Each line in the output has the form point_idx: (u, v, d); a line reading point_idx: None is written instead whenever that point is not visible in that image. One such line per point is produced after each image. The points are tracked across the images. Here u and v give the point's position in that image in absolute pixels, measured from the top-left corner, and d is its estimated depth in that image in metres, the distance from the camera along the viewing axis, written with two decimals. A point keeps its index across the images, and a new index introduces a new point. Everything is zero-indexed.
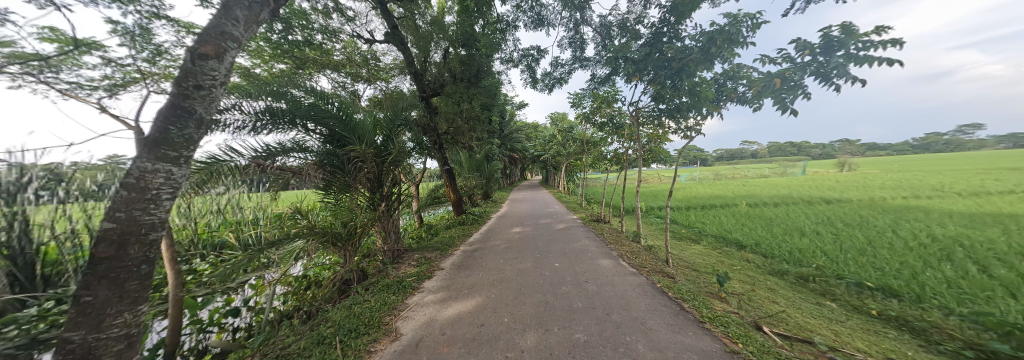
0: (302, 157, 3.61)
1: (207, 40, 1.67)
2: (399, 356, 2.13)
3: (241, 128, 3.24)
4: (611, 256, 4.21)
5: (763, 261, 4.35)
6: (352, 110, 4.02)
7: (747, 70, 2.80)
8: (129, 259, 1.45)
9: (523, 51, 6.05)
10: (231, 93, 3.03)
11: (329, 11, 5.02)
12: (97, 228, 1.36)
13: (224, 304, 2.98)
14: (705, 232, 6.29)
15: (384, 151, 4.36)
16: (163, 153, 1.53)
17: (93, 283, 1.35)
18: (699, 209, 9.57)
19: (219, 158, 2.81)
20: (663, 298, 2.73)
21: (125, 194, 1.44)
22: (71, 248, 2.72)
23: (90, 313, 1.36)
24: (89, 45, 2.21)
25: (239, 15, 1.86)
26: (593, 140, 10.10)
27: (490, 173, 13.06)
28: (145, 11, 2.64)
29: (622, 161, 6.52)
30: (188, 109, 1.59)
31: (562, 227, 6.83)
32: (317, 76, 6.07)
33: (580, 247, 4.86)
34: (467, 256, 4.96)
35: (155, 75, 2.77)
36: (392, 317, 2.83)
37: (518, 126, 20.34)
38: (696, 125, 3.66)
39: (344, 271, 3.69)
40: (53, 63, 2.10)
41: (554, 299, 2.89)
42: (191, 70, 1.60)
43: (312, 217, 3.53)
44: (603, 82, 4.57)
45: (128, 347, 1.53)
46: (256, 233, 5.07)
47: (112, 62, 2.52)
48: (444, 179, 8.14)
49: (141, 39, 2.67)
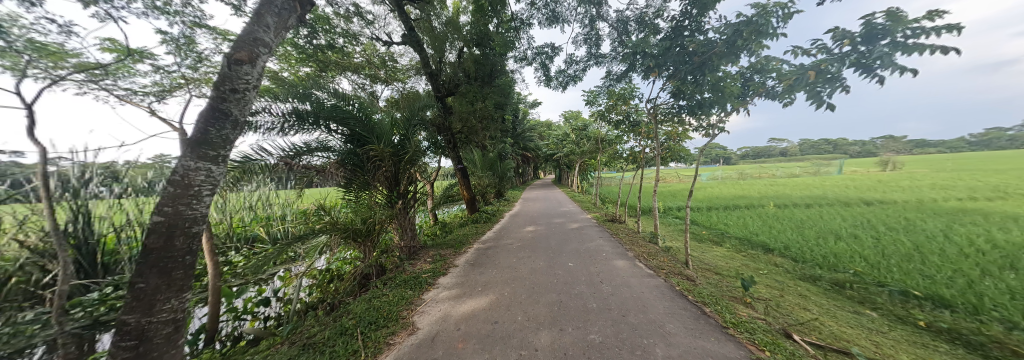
0: (325, 156, 3.79)
1: (241, 47, 1.79)
2: (415, 349, 2.20)
3: (271, 129, 3.45)
4: (626, 257, 4.12)
5: (792, 266, 4.10)
6: (370, 111, 4.17)
7: (777, 63, 2.64)
8: (175, 250, 1.59)
9: (538, 49, 6.01)
10: (263, 96, 3.24)
11: (349, 15, 5.23)
12: (149, 221, 1.50)
13: (256, 294, 3.19)
14: (728, 233, 6.00)
15: (401, 151, 4.49)
16: (204, 152, 1.66)
17: (146, 271, 1.50)
18: (721, 210, 9.14)
19: (252, 158, 3.02)
20: (682, 302, 2.64)
21: (172, 190, 1.58)
22: (126, 239, 3.02)
23: (143, 298, 1.51)
24: (141, 53, 2.45)
25: (269, 22, 1.98)
26: (608, 139, 9.92)
27: (503, 171, 13.10)
28: (188, 21, 2.86)
29: (639, 160, 6.33)
30: (225, 112, 1.72)
31: (576, 226, 6.74)
32: (338, 78, 6.34)
33: (594, 247, 4.78)
34: (481, 254, 5.02)
35: (196, 80, 3.00)
36: (409, 311, 2.92)
37: (531, 125, 20.26)
38: (719, 122, 3.49)
39: (364, 266, 3.83)
40: (111, 71, 2.34)
41: (568, 299, 2.86)
42: (228, 75, 1.73)
43: (334, 213, 3.69)
44: (619, 79, 4.47)
45: (175, 331, 1.67)
46: (283, 228, 5.39)
47: (160, 69, 2.76)
48: (459, 178, 8.24)
49: (185, 47, 2.90)
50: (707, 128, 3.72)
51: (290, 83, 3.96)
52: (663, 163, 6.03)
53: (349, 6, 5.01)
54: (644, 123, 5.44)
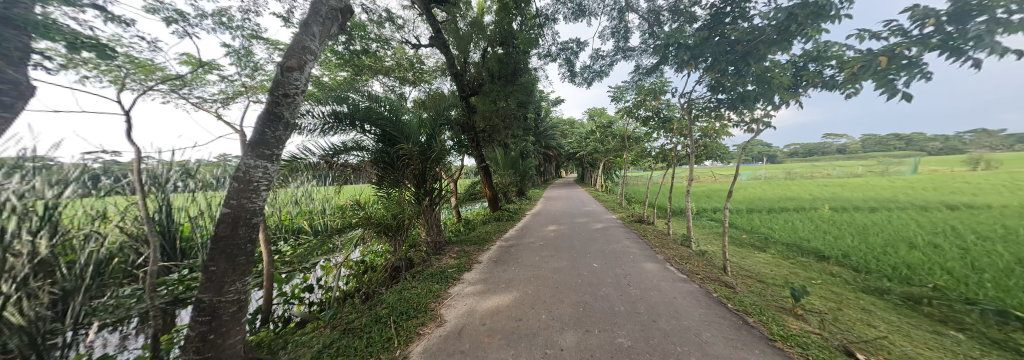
0: (360, 155, 4.05)
1: (292, 55, 1.97)
2: (443, 340, 2.29)
3: (314, 131, 3.76)
4: (656, 260, 3.93)
5: (853, 276, 3.65)
6: (399, 112, 4.37)
7: (840, 50, 2.35)
8: (240, 239, 1.80)
9: (563, 45, 5.90)
10: (307, 100, 3.53)
11: (382, 21, 5.51)
12: (218, 212, 1.73)
13: (302, 281, 3.52)
14: (774, 239, 5.47)
15: (428, 149, 4.65)
16: (261, 152, 1.87)
17: (216, 256, 1.72)
18: (764, 213, 8.38)
19: (297, 157, 3.33)
20: (721, 309, 2.47)
21: (236, 185, 1.80)
22: (199, 227, 3.50)
23: (215, 280, 1.74)
24: (209, 65, 2.79)
25: (315, 31, 2.16)
26: (635, 136, 9.52)
27: (525, 170, 13.07)
28: (247, 34, 3.18)
29: (670, 158, 5.97)
30: (278, 115, 1.91)
31: (601, 226, 6.56)
32: (371, 81, 6.71)
33: (621, 248, 4.62)
34: (504, 251, 5.07)
35: (253, 87, 3.34)
36: (437, 304, 3.04)
37: (553, 123, 20.04)
38: (763, 117, 3.21)
39: (394, 259, 4.03)
40: (188, 82, 2.69)
41: (593, 301, 2.80)
42: (281, 81, 1.91)
43: (368, 209, 3.94)
44: (649, 73, 4.26)
45: (240, 310, 1.89)
46: (323, 222, 5.85)
47: (225, 79, 3.12)
48: (481, 176, 8.37)
49: (244, 58, 3.24)
50: (748, 124, 3.43)
51: (330, 87, 4.26)
52: (696, 161, 5.66)
53: (382, 12, 5.29)
54: (677, 118, 5.12)
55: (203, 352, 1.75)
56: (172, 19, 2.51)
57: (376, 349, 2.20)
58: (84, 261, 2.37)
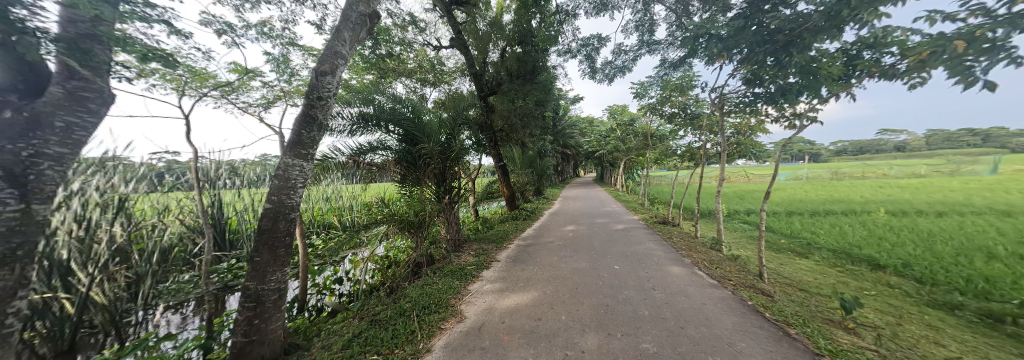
0: (384, 154, 4.22)
1: (325, 60, 2.10)
2: (463, 336, 2.33)
3: (343, 132, 3.98)
4: (683, 263, 3.75)
5: (916, 289, 3.25)
6: (421, 112, 4.50)
7: (904, 35, 2.08)
8: (280, 232, 1.95)
9: (584, 41, 5.77)
10: (338, 103, 3.80)
11: (405, 24, 5.70)
12: (263, 208, 1.89)
13: (332, 273, 3.74)
14: (818, 244, 5.01)
15: (448, 149, 4.74)
16: (298, 151, 2.02)
17: (261, 248, 1.89)
18: (807, 216, 7.68)
19: (329, 155, 3.59)
20: (757, 319, 2.30)
21: (276, 183, 1.95)
22: (244, 221, 3.84)
23: (260, 269, 1.90)
24: (253, 72, 3.02)
25: (346, 36, 2.28)
26: (659, 133, 9.12)
27: (542, 169, 12.98)
28: (284, 42, 3.42)
29: (698, 157, 5.66)
30: (313, 117, 2.04)
31: (622, 227, 6.36)
32: (395, 83, 6.97)
33: (644, 251, 4.46)
34: (522, 251, 5.08)
35: (290, 91, 3.59)
36: (457, 300, 3.11)
37: (572, 122, 19.73)
38: (808, 110, 2.94)
39: (416, 255, 4.16)
40: (236, 88, 2.94)
41: (615, 303, 2.73)
42: (316, 85, 2.04)
43: (392, 206, 4.09)
44: (676, 67, 4.06)
45: (280, 298, 2.04)
46: (350, 218, 6.18)
47: (267, 85, 3.38)
48: (499, 175, 8.41)
49: (282, 64, 3.49)
50: (789, 119, 3.16)
51: (357, 89, 4.47)
52: (728, 160, 5.31)
53: (405, 16, 5.47)
54: (707, 114, 4.82)
55: (250, 334, 1.93)
56: (222, 31, 2.75)
57: (401, 341, 2.29)
58: (150, 249, 2.66)
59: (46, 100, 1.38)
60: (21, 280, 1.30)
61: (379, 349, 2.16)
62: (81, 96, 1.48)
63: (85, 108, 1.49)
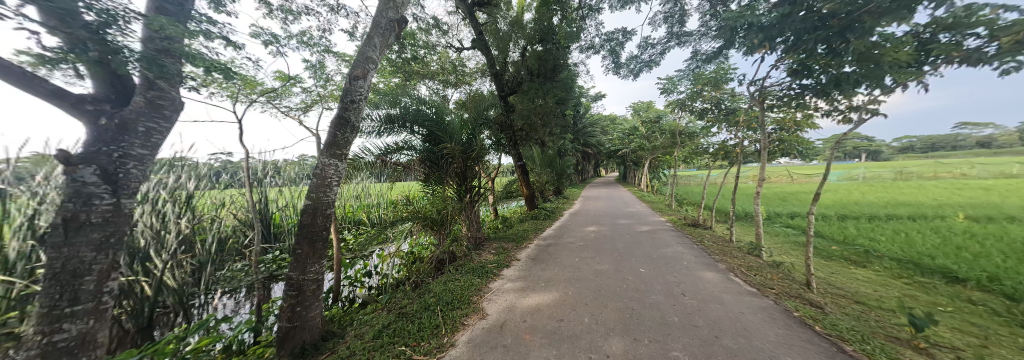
0: (409, 154, 4.38)
1: (357, 66, 2.23)
2: (485, 333, 2.36)
3: (372, 133, 4.19)
4: (716, 269, 3.51)
5: (1008, 307, 2.79)
6: (443, 113, 4.60)
7: (995, 12, 1.79)
8: (319, 227, 2.10)
9: (608, 36, 5.59)
10: (367, 105, 3.99)
11: (429, 27, 5.88)
12: (304, 204, 2.04)
13: (362, 267, 3.96)
14: (878, 253, 4.46)
15: (469, 148, 4.82)
16: (333, 152, 2.16)
17: (303, 241, 2.05)
18: (863, 221, 6.88)
19: (359, 156, 3.81)
20: (805, 332, 2.10)
21: (314, 181, 2.10)
22: (286, 216, 4.18)
23: (301, 260, 2.07)
24: (294, 79, 3.28)
25: (376, 42, 2.40)
26: (689, 131, 8.62)
27: (562, 168, 12.79)
28: (321, 50, 3.66)
29: (733, 155, 5.28)
30: (346, 119, 2.17)
31: (648, 229, 6.10)
32: (419, 85, 7.20)
33: (672, 254, 4.25)
34: (542, 250, 5.05)
35: (325, 95, 3.83)
36: (479, 298, 3.15)
37: (593, 120, 19.24)
38: (869, 102, 2.62)
39: (439, 252, 4.29)
40: (279, 94, 3.20)
41: (641, 308, 2.63)
42: (350, 89, 2.18)
43: (417, 204, 4.24)
44: (709, 59, 3.81)
45: (318, 288, 2.19)
46: (377, 215, 6.50)
47: (306, 90, 3.65)
48: (519, 174, 8.42)
49: (319, 70, 3.74)
50: (844, 112, 2.85)
51: (385, 92, 4.68)
52: (768, 158, 4.89)
53: (429, 20, 5.65)
54: (744, 109, 4.47)
55: (293, 320, 2.10)
56: (269, 41, 3.01)
57: (426, 334, 2.36)
58: (209, 240, 2.98)
59: (131, 108, 1.58)
60: (114, 264, 1.52)
61: (407, 341, 2.26)
62: (157, 104, 1.68)
63: (160, 115, 1.70)
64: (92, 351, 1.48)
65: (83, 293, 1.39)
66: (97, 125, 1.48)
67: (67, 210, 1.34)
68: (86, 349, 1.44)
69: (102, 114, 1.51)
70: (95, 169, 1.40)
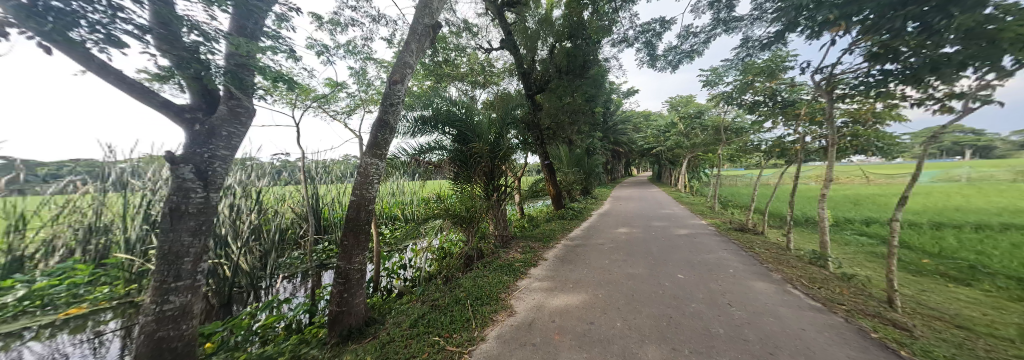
0: (440, 154, 4.57)
1: (396, 71, 2.38)
2: (515, 330, 2.38)
3: (406, 134, 4.44)
4: (770, 279, 3.16)
5: None
6: (472, 113, 4.71)
7: None
8: (362, 221, 2.28)
9: (643, 27, 5.32)
10: (402, 108, 4.24)
11: (460, 30, 6.06)
12: (350, 200, 2.24)
13: (398, 259, 4.22)
14: (989, 269, 3.66)
15: (496, 148, 4.88)
16: (375, 152, 2.33)
17: (348, 233, 2.25)
18: (967, 231, 5.69)
19: (394, 155, 4.07)
20: (886, 357, 1.79)
21: (359, 179, 2.29)
22: (333, 211, 4.60)
23: (348, 251, 2.26)
24: (341, 85, 3.59)
25: (413, 48, 2.53)
26: (735, 126, 7.85)
27: (591, 167, 12.41)
28: (364, 57, 3.98)
29: (791, 153, 4.70)
30: (386, 121, 2.33)
31: (686, 233, 5.68)
32: (449, 87, 7.39)
33: (715, 260, 3.91)
34: (570, 251, 4.96)
35: (366, 99, 4.14)
36: (507, 295, 3.19)
37: (625, 116, 18.37)
38: (978, 88, 2.16)
39: (467, 248, 4.41)
40: (329, 99, 3.53)
41: (679, 316, 2.46)
42: (390, 93, 2.33)
43: (447, 202, 4.40)
44: (763, 46, 3.43)
45: (361, 278, 2.38)
46: (410, 211, 6.88)
47: (350, 95, 3.98)
48: (545, 174, 8.34)
49: (361, 76, 4.05)
50: (942, 101, 2.39)
51: (418, 95, 4.92)
52: (837, 156, 4.26)
53: (460, 23, 5.82)
54: (806, 100, 3.95)
55: (341, 305, 2.31)
56: (321, 52, 3.33)
57: (458, 327, 2.45)
58: (272, 230, 3.39)
59: (217, 116, 1.85)
60: (205, 248, 1.80)
61: (440, 332, 2.36)
62: (237, 112, 1.93)
63: (239, 122, 1.95)
64: (190, 321, 1.77)
65: (183, 271, 1.67)
66: (192, 130, 1.76)
67: (172, 202, 1.62)
68: (186, 318, 1.72)
69: (196, 121, 1.78)
70: (190, 168, 1.67)
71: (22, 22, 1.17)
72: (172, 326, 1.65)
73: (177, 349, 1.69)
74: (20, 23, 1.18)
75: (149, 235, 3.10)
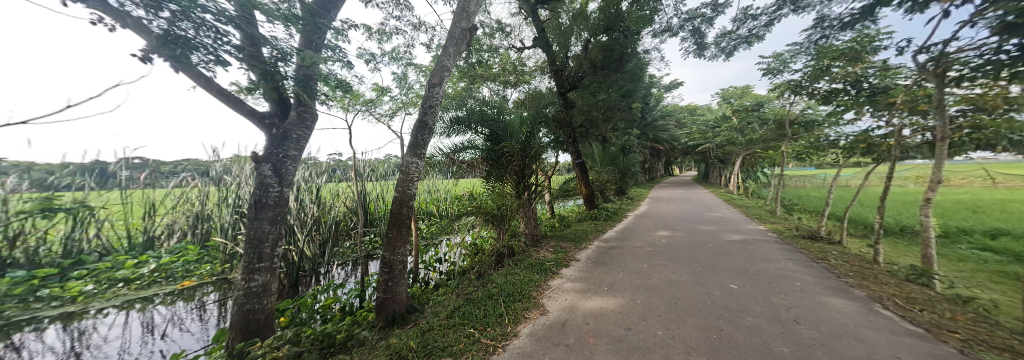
0: (473, 153, 4.71)
1: (435, 75, 2.51)
2: (547, 329, 2.37)
3: (442, 134, 4.66)
4: (849, 296, 2.70)
5: None
6: (505, 112, 4.76)
7: None
8: (403, 215, 2.45)
9: (689, 14, 4.90)
10: (439, 110, 4.46)
11: (494, 31, 6.16)
12: (394, 195, 2.42)
13: (434, 253, 4.44)
14: None
15: (528, 146, 4.88)
16: (416, 152, 2.48)
17: (392, 227, 2.43)
18: None
19: (431, 154, 4.32)
20: None
21: (402, 176, 2.46)
22: (378, 206, 5.03)
23: (391, 243, 2.45)
24: (385, 89, 3.89)
25: (451, 51, 2.62)
26: (804, 119, 6.83)
27: (627, 166, 11.78)
28: (405, 63, 4.24)
29: (880, 149, 3.95)
30: (426, 122, 2.47)
31: (738, 239, 5.11)
32: (482, 88, 7.58)
33: (776, 270, 3.46)
34: (604, 253, 4.77)
35: (406, 101, 4.41)
36: (539, 293, 3.18)
37: (665, 112, 17.11)
38: None
39: (499, 245, 4.49)
40: (375, 102, 3.84)
41: (732, 329, 2.22)
42: (429, 96, 2.47)
43: (479, 199, 4.50)
44: (848, 22, 2.91)
45: (403, 268, 2.55)
46: (444, 208, 7.22)
47: (393, 98, 4.29)
48: (577, 173, 8.14)
49: (402, 80, 4.34)
50: None
51: (453, 96, 5.12)
52: (949, 151, 3.47)
53: (494, 24, 5.92)
54: (903, 86, 3.28)
55: (387, 291, 2.51)
56: (369, 60, 3.64)
57: (491, 321, 2.51)
58: (329, 221, 3.81)
59: (289, 121, 2.11)
60: (280, 234, 2.09)
61: (475, 325, 2.44)
62: (305, 117, 2.18)
63: (306, 126, 2.19)
64: (269, 296, 2.07)
65: (264, 254, 1.96)
66: (270, 134, 2.05)
67: (256, 194, 1.91)
68: (266, 295, 2.00)
69: (274, 126, 2.07)
70: (269, 166, 1.96)
71: (159, 50, 1.49)
72: (256, 300, 1.94)
73: (260, 320, 1.99)
74: (158, 50, 1.49)
75: (237, 222, 3.71)
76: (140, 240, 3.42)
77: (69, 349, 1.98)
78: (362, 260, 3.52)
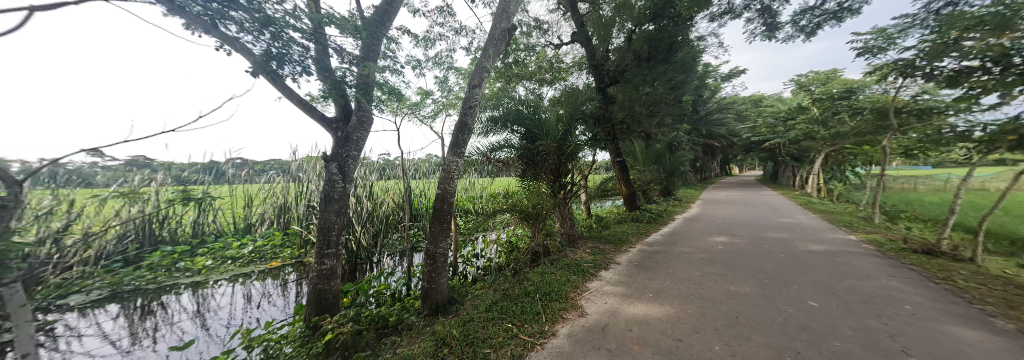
0: (509, 151, 4.76)
1: (475, 76, 2.59)
2: (586, 331, 2.30)
3: (480, 134, 4.80)
4: (985, 328, 2.12)
5: None
6: (541, 111, 4.72)
7: None
8: (444, 211, 2.58)
9: None
10: (477, 111, 4.60)
11: (531, 30, 6.13)
12: (437, 192, 2.57)
13: (472, 249, 4.60)
14: None
15: (564, 144, 4.78)
16: (456, 150, 2.60)
17: (434, 222, 2.58)
18: None
19: (469, 154, 4.49)
20: None
21: (443, 174, 2.60)
22: (421, 201, 5.38)
23: (433, 236, 2.60)
24: (429, 92, 4.15)
25: (490, 52, 2.67)
26: (915, 107, 5.51)
27: (674, 165, 10.78)
28: (447, 67, 4.47)
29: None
30: (466, 123, 2.57)
31: (818, 249, 4.35)
32: (518, 87, 7.59)
33: (871, 289, 2.87)
34: (648, 257, 4.44)
35: (447, 104, 4.62)
36: (577, 294, 3.10)
37: (721, 104, 15.25)
38: None
39: (534, 244, 4.47)
40: (420, 105, 4.12)
41: (812, 353, 1.90)
42: (469, 97, 2.56)
43: (515, 198, 4.54)
44: None
45: (444, 261, 2.69)
46: (479, 205, 7.44)
47: (436, 100, 4.55)
48: (617, 171, 7.71)
49: (444, 83, 4.59)
50: None
51: (490, 96, 5.23)
52: None
53: (532, 22, 5.88)
54: None
55: (430, 281, 2.68)
56: (416, 66, 3.92)
57: (528, 318, 2.51)
58: (380, 215, 4.19)
59: (351, 124, 2.37)
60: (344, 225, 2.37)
61: (512, 320, 2.47)
62: (364, 121, 2.42)
63: (365, 128, 2.44)
64: (335, 278, 2.36)
65: (331, 241, 2.24)
66: (336, 136, 2.34)
67: (326, 189, 2.20)
68: (332, 277, 2.28)
69: (340, 129, 2.35)
70: (335, 164, 2.24)
71: (258, 67, 1.80)
72: (325, 281, 2.23)
73: (328, 299, 2.28)
74: (258, 66, 1.80)
75: (309, 213, 4.31)
76: (241, 226, 4.19)
77: (196, 309, 2.54)
78: (408, 251, 3.80)
